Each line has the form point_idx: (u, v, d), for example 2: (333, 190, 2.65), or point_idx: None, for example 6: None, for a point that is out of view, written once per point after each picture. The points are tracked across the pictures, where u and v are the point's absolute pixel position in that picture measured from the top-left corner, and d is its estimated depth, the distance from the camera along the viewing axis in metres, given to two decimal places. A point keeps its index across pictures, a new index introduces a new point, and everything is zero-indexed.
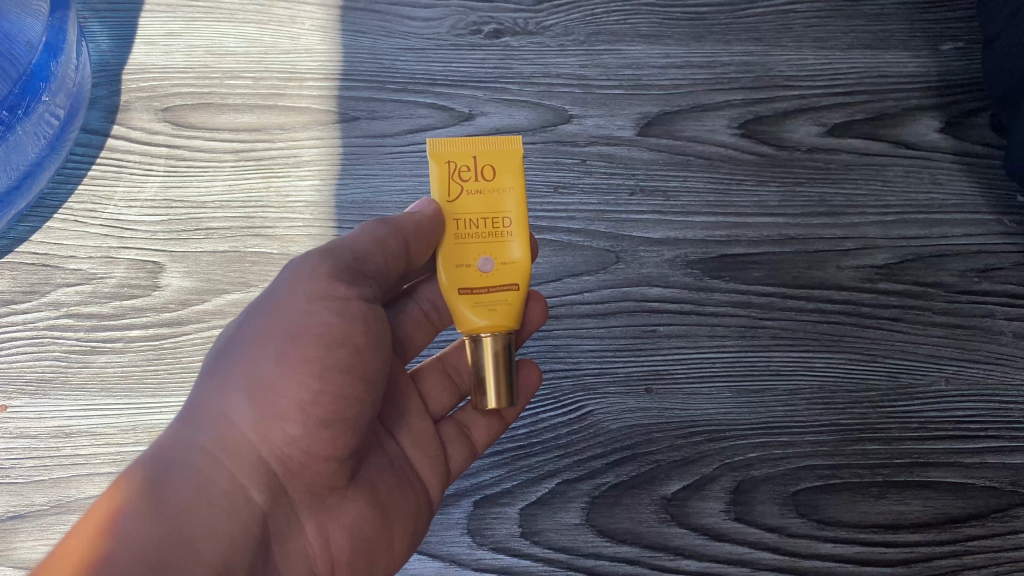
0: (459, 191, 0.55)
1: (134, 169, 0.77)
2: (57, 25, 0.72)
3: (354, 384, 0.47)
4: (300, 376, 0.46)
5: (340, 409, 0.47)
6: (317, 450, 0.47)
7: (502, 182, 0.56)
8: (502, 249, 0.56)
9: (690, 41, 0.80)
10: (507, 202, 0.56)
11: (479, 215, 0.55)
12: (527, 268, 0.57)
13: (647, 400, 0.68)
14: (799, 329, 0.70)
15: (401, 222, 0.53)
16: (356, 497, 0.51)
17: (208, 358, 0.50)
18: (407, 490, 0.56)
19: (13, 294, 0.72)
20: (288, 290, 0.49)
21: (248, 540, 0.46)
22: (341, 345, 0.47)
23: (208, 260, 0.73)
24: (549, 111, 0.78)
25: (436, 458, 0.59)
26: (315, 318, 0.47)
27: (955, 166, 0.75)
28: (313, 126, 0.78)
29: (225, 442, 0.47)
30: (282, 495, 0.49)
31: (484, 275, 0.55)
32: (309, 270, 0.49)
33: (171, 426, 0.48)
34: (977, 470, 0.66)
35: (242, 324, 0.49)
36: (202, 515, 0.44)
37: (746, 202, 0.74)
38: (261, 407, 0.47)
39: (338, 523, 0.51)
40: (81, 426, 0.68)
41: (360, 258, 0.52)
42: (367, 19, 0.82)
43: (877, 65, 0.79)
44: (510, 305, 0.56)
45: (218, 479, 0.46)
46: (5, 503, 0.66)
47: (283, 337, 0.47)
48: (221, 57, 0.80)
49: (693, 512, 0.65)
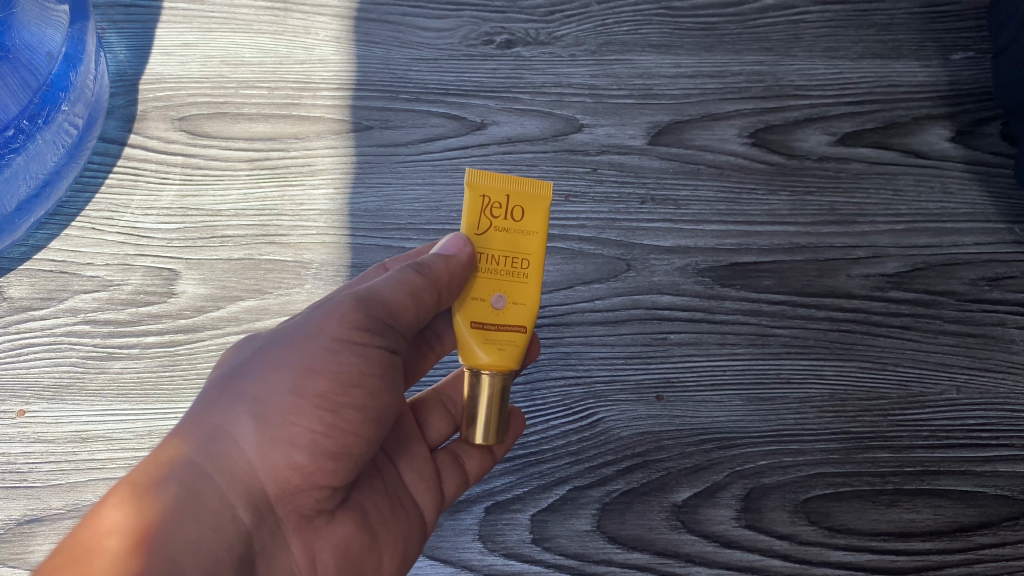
0: (488, 226, 0.54)
1: (151, 178, 0.77)
2: (76, 36, 0.73)
3: (364, 424, 0.48)
4: (315, 408, 0.47)
5: (346, 443, 0.48)
6: (316, 479, 0.48)
7: (530, 224, 0.55)
8: (518, 290, 0.55)
9: (701, 51, 0.81)
10: (531, 244, 0.55)
11: (503, 252, 0.54)
12: (537, 312, 0.56)
13: (657, 407, 0.68)
14: (809, 338, 0.70)
15: (436, 273, 0.51)
16: (345, 519, 0.51)
17: (216, 377, 0.49)
18: (397, 513, 0.56)
19: (31, 301, 0.73)
20: (314, 324, 0.49)
21: (234, 561, 0.45)
22: (358, 386, 0.48)
23: (223, 267, 0.74)
24: (560, 120, 0.79)
25: (429, 481, 0.59)
26: (337, 356, 0.48)
27: (965, 175, 0.75)
28: (327, 136, 0.79)
29: (224, 461, 0.46)
30: (271, 516, 0.48)
31: (497, 312, 0.54)
32: (338, 309, 0.49)
33: (167, 439, 0.47)
34: (989, 479, 0.66)
35: (259, 350, 0.50)
36: (192, 533, 0.44)
37: (756, 210, 0.75)
38: (268, 431, 0.47)
39: (326, 545, 0.50)
40: (97, 431, 0.69)
41: (392, 306, 0.51)
42: (380, 30, 0.83)
43: (887, 74, 0.79)
44: (516, 347, 0.55)
45: (212, 497, 0.46)
46: (23, 507, 0.67)
47: (302, 369, 0.48)
48: (236, 67, 0.81)
49: (704, 519, 0.65)
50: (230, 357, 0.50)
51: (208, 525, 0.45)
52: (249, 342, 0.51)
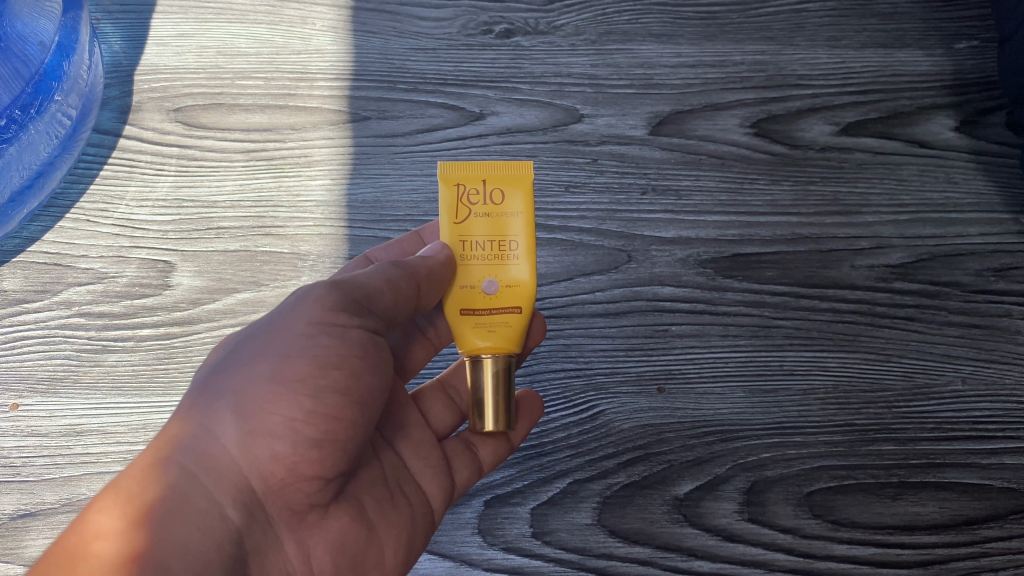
0: (467, 214, 0.56)
1: (146, 169, 0.77)
2: (70, 26, 0.72)
3: (349, 407, 0.47)
4: (295, 394, 0.46)
5: (330, 428, 0.47)
6: (304, 467, 0.47)
7: (510, 206, 0.56)
8: (508, 272, 0.56)
9: (702, 41, 0.80)
10: (515, 225, 0.56)
11: (487, 236, 0.56)
12: (532, 293, 0.57)
13: (659, 400, 0.67)
14: (813, 330, 0.69)
15: (415, 267, 0.52)
16: (341, 513, 0.50)
17: (197, 379, 0.49)
18: (400, 504, 0.54)
19: (25, 293, 0.72)
20: (290, 313, 0.49)
21: (225, 558, 0.44)
22: (338, 368, 0.47)
23: (219, 259, 0.73)
24: (560, 110, 0.78)
25: (437, 469, 0.58)
26: (314, 341, 0.47)
27: (971, 165, 0.74)
28: (324, 126, 0.78)
29: (208, 457, 0.46)
30: (261, 512, 0.47)
31: (488, 297, 0.56)
32: (314, 295, 0.49)
33: (152, 442, 0.47)
34: (995, 472, 0.65)
35: (238, 346, 0.49)
36: (178, 531, 0.43)
37: (759, 201, 0.74)
38: (249, 423, 0.46)
39: (321, 539, 0.49)
40: (91, 424, 0.68)
41: (371, 293, 0.51)
42: (378, 20, 0.82)
43: (891, 63, 0.78)
44: (513, 329, 0.56)
45: (197, 494, 0.45)
46: (17, 501, 0.66)
47: (279, 357, 0.47)
48: (232, 57, 0.80)
49: (706, 513, 0.64)
50: (213, 359, 0.50)
51: (194, 521, 0.44)
52: (230, 341, 0.50)
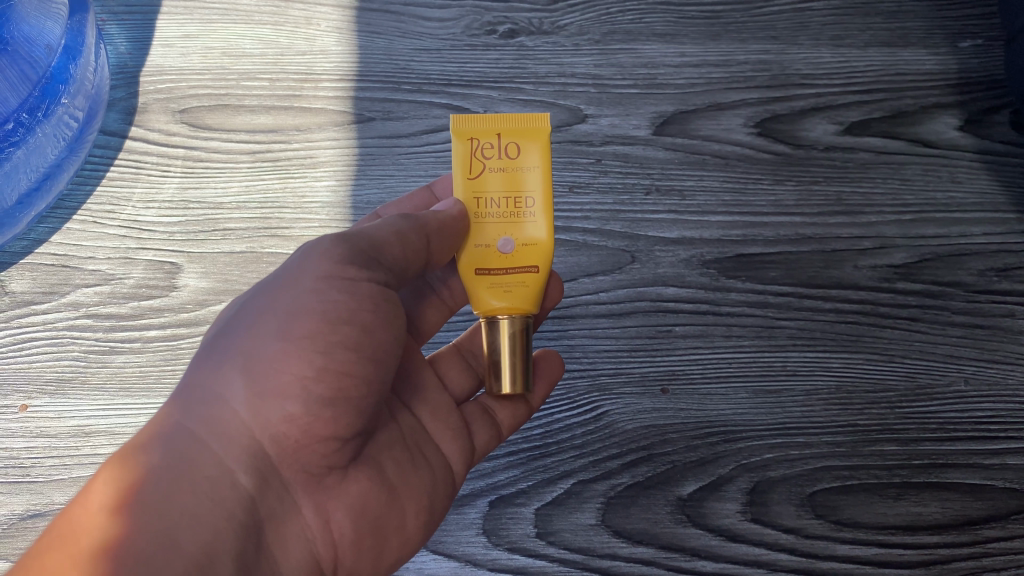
0: (481, 170, 0.57)
1: (152, 171, 0.77)
2: (75, 28, 0.73)
3: (357, 364, 0.47)
4: (302, 354, 0.46)
5: (341, 386, 0.47)
6: (316, 430, 0.47)
7: (525, 161, 0.57)
8: (524, 229, 0.57)
9: (706, 40, 0.80)
10: (529, 180, 0.57)
11: (502, 193, 0.57)
12: (549, 250, 0.57)
13: (663, 400, 0.67)
14: (816, 330, 0.69)
15: (425, 220, 0.53)
16: (357, 475, 0.51)
17: (206, 341, 0.49)
18: (419, 467, 0.55)
19: (33, 295, 0.72)
20: (294, 274, 0.49)
21: (237, 525, 0.45)
22: (344, 324, 0.47)
23: (225, 260, 0.73)
24: (564, 111, 0.78)
25: (457, 433, 0.58)
26: (319, 300, 0.47)
27: (975, 164, 0.75)
28: (329, 127, 0.78)
29: (216, 423, 0.46)
30: (276, 476, 0.48)
31: (504, 256, 0.57)
32: (318, 253, 0.49)
33: (162, 410, 0.47)
34: (997, 472, 0.65)
35: (243, 307, 0.50)
36: (187, 499, 0.43)
37: (763, 201, 0.74)
38: (257, 385, 0.46)
39: (338, 502, 0.49)
40: (100, 425, 0.68)
41: (380, 247, 0.51)
42: (382, 20, 0.82)
43: (895, 62, 0.78)
44: (529, 288, 0.57)
45: (206, 461, 0.45)
46: (26, 501, 0.66)
47: (285, 317, 0.47)
48: (237, 59, 0.81)
49: (710, 513, 0.63)
50: (221, 321, 0.51)
51: (202, 490, 0.44)
52: (238, 304, 0.51)
